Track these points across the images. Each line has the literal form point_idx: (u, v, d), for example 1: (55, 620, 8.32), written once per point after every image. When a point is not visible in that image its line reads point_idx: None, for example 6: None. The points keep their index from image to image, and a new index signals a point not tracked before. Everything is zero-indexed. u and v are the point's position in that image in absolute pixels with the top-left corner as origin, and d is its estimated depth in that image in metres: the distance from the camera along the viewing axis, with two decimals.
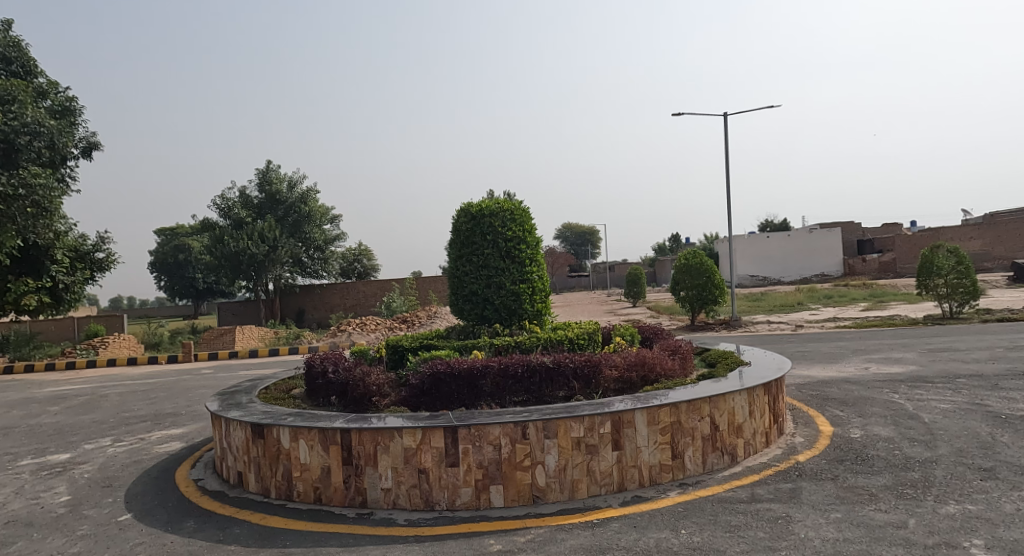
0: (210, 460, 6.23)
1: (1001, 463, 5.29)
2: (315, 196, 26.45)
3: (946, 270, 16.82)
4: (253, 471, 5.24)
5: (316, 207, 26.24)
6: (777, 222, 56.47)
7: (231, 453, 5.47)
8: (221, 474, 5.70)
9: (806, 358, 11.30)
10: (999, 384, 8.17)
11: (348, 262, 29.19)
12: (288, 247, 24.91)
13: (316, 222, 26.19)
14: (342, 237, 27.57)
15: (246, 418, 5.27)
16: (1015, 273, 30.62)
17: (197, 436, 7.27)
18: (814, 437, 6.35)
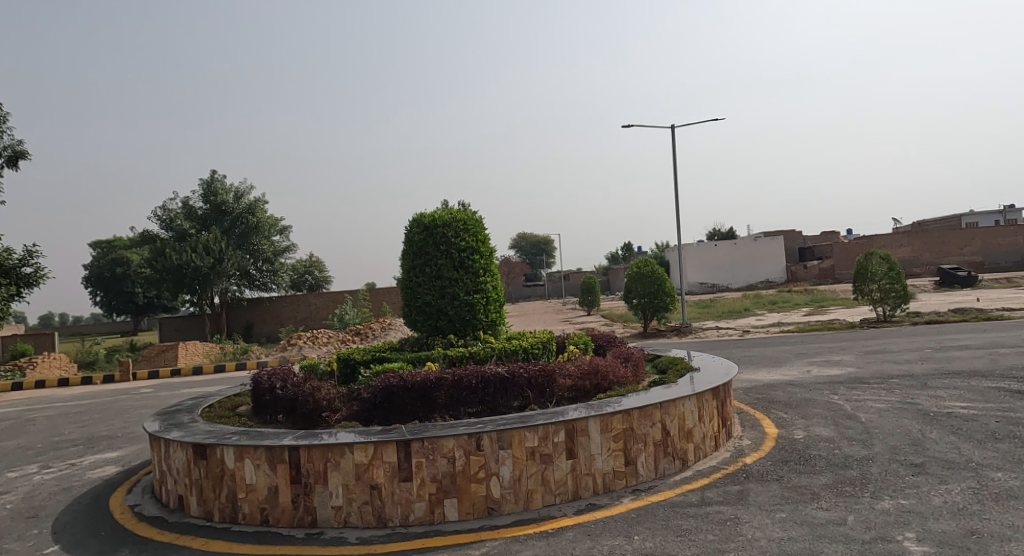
0: (148, 484, 6.04)
1: (931, 459, 5.55)
2: (263, 206, 25.95)
3: (878, 276, 17.52)
4: (195, 494, 5.10)
5: (265, 218, 25.71)
6: (724, 231, 58.07)
7: (170, 476, 5.32)
8: (159, 499, 5.53)
9: (751, 362, 11.62)
10: (928, 383, 8.59)
11: (298, 275, 28.74)
12: (234, 258, 24.16)
13: (265, 233, 25.68)
14: (294, 247, 27.00)
15: (186, 438, 5.14)
16: (942, 278, 32.19)
17: (133, 460, 7.04)
18: (761, 439, 6.54)
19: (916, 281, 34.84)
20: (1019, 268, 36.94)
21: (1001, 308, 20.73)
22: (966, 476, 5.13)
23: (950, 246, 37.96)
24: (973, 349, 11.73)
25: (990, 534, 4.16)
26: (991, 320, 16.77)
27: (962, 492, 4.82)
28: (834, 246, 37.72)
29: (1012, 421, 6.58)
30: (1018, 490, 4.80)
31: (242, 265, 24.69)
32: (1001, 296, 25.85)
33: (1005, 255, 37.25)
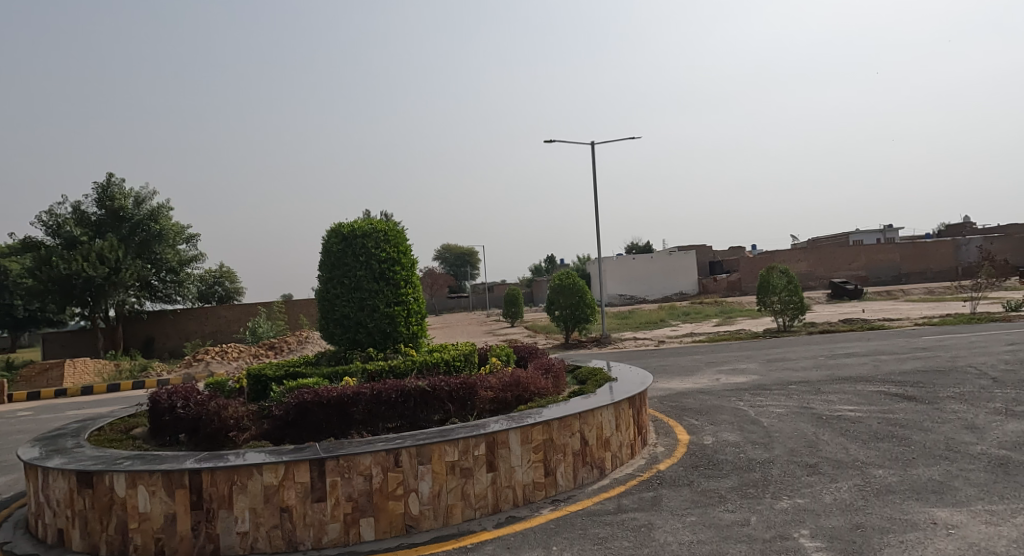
0: (23, 518, 5.60)
1: (824, 459, 5.91)
2: (166, 212, 24.70)
3: (779, 289, 18.53)
4: (78, 526, 4.78)
5: (169, 226, 24.46)
6: (641, 246, 59.95)
7: (50, 508, 4.97)
8: (35, 534, 5.15)
9: (664, 372, 12.00)
10: (822, 389, 9.16)
11: (206, 285, 27.61)
12: (133, 268, 22.85)
13: (169, 242, 24.41)
14: (201, 255, 25.85)
15: (69, 466, 4.82)
16: (833, 291, 34.47)
17: (6, 492, 6.51)
18: (673, 446, 6.77)
19: (813, 293, 37.19)
20: (897, 283, 40.42)
21: (885, 318, 22.46)
22: (854, 474, 5.50)
23: (841, 262, 40.83)
24: (860, 356, 12.63)
25: (874, 527, 4.47)
26: (878, 329, 18.09)
27: (850, 489, 5.16)
28: (741, 260, 39.72)
29: (893, 423, 7.15)
30: (897, 485, 5.21)
31: (142, 275, 23.36)
32: (885, 307, 28.01)
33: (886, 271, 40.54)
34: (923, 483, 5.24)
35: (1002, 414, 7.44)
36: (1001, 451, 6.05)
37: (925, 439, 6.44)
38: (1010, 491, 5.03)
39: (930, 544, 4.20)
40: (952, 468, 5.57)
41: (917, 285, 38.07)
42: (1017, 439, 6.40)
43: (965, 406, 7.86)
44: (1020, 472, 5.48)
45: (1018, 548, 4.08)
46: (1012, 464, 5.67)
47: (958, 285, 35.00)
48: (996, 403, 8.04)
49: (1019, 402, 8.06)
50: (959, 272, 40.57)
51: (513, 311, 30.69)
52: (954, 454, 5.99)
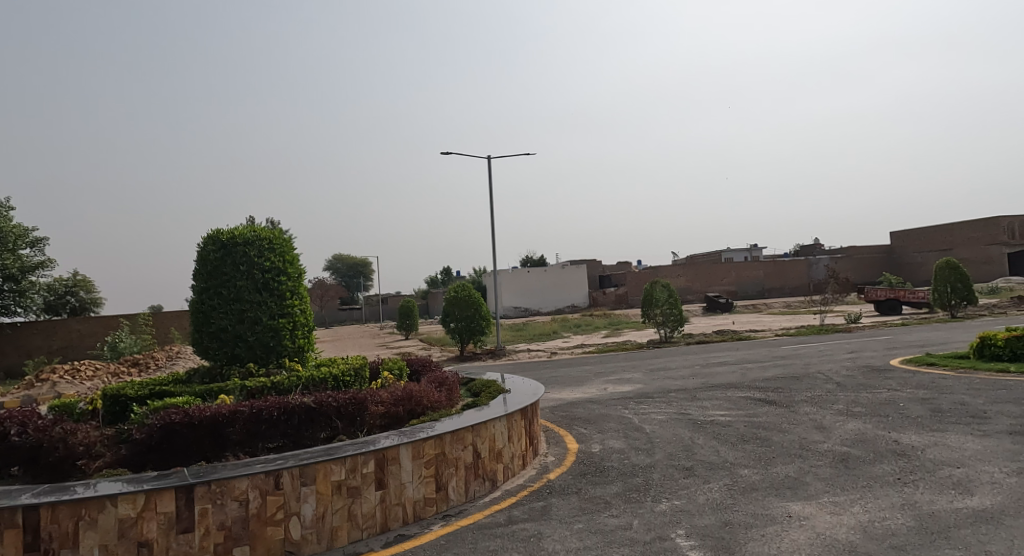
0: None
1: (699, 462, 6.27)
2: (7, 214, 22.41)
3: (662, 301, 19.53)
4: None
5: (9, 229, 22.23)
6: (534, 259, 61.13)
7: None
8: None
9: (554, 382, 12.24)
10: (698, 396, 9.70)
11: (55, 295, 25.27)
12: None
13: (10, 246, 22.19)
14: (49, 262, 23.69)
15: None
16: (708, 304, 36.76)
17: None
18: (563, 455, 6.92)
19: (690, 307, 39.48)
20: (761, 297, 44.18)
21: (750, 329, 24.24)
22: (724, 475, 5.91)
23: (715, 277, 43.68)
24: (731, 364, 13.52)
25: (739, 524, 4.79)
26: (747, 339, 19.43)
27: (721, 489, 5.54)
28: (627, 275, 41.58)
29: (759, 426, 7.73)
30: (760, 483, 5.66)
31: None
32: (752, 319, 30.22)
33: (752, 286, 44.14)
34: (781, 480, 5.77)
35: (847, 414, 8.27)
36: (844, 448, 6.75)
37: (787, 442, 6.98)
38: (855, 486, 5.58)
39: (786, 535, 4.62)
40: (804, 466, 6.18)
41: (779, 300, 41.57)
42: (858, 437, 7.16)
43: (817, 409, 8.66)
44: (860, 466, 6.15)
45: (858, 535, 4.60)
46: (853, 460, 6.35)
47: (812, 300, 38.46)
48: (841, 405, 8.91)
49: (860, 403, 8.99)
50: (810, 288, 45.05)
51: (407, 323, 30.24)
52: (805, 452, 6.63)
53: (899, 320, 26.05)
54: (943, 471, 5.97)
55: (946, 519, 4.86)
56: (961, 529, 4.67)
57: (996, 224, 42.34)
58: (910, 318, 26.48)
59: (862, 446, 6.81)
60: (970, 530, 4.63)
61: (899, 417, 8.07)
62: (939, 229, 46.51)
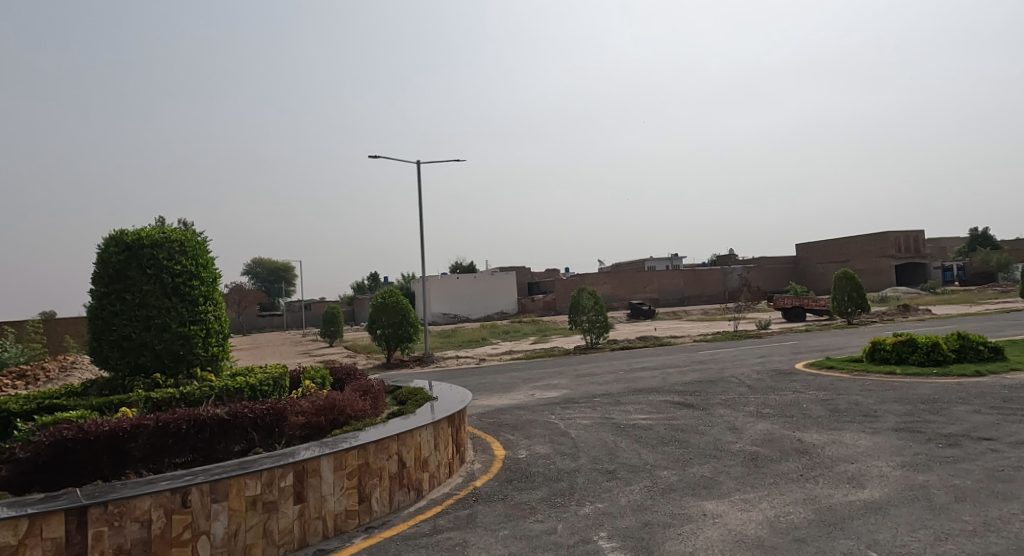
0: None
1: (622, 465, 6.43)
2: None
3: (588, 308, 19.90)
4: None
5: None
6: (462, 266, 61.07)
7: None
8: None
9: (481, 389, 12.23)
10: (622, 400, 9.94)
11: None
12: None
13: None
14: None
15: None
16: (632, 311, 37.74)
17: None
18: (490, 461, 6.92)
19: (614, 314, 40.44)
20: (681, 305, 45.68)
21: (670, 335, 25.06)
22: (644, 477, 6.10)
23: (638, 285, 44.91)
24: (653, 369, 13.91)
25: (658, 525, 4.96)
26: (669, 345, 20.07)
27: (641, 490, 5.73)
28: (555, 282, 42.22)
29: (678, 428, 7.99)
30: (678, 485, 5.85)
31: None
32: (673, 326, 31.32)
33: (673, 294, 45.65)
34: (697, 480, 6.02)
35: (757, 415, 8.68)
36: (754, 447, 7.09)
37: (703, 443, 7.26)
38: (764, 484, 5.86)
39: (701, 534, 4.81)
40: (718, 466, 6.46)
41: (697, 307, 43.22)
42: (767, 437, 7.53)
43: (730, 410, 9.05)
44: (768, 465, 6.48)
45: (766, 532, 4.84)
46: (762, 459, 6.68)
47: (728, 308, 40.17)
48: (752, 406, 9.34)
49: (769, 404, 9.46)
50: (726, 296, 47.10)
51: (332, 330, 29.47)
52: (719, 452, 6.92)
53: (803, 326, 27.68)
54: (841, 467, 6.39)
55: (843, 513, 5.22)
56: (855, 521, 5.05)
57: (885, 238, 46.66)
58: (813, 324, 28.18)
59: (771, 446, 7.17)
60: (864, 522, 4.98)
61: (803, 417, 8.55)
62: (840, 241, 49.75)
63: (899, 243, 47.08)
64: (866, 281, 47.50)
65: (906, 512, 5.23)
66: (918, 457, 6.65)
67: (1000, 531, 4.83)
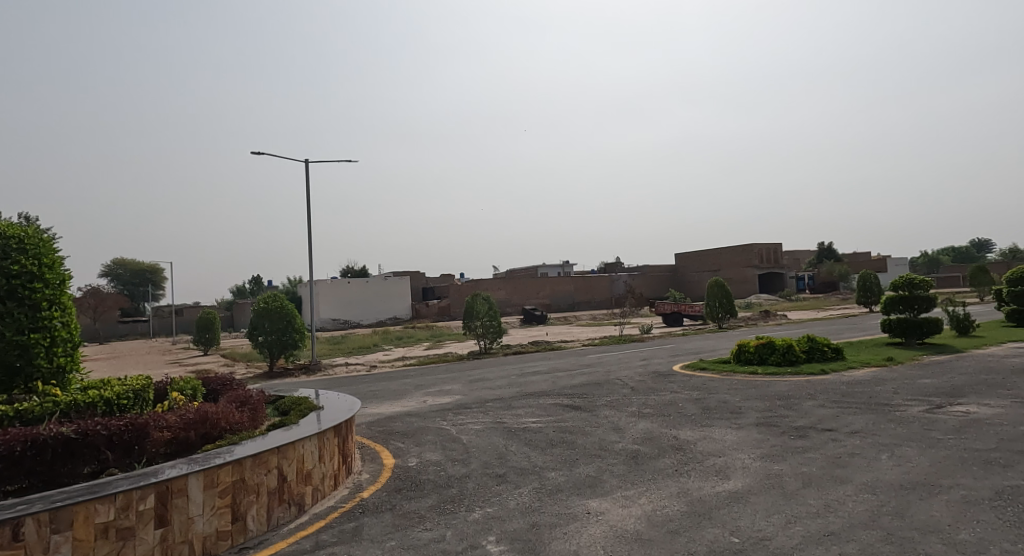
0: None
1: (512, 469, 6.45)
2: None
3: (482, 314, 19.93)
4: None
5: None
6: (354, 270, 59.62)
7: None
8: None
9: (372, 397, 11.88)
10: (513, 404, 9.99)
11: None
12: None
13: None
14: None
15: None
16: (524, 317, 38.36)
17: None
18: (378, 471, 6.71)
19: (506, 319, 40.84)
20: (571, 310, 46.73)
21: (560, 340, 25.60)
22: (533, 479, 6.15)
23: (531, 291, 45.62)
24: (543, 373, 14.12)
25: (544, 526, 5.01)
26: (559, 349, 20.51)
27: (529, 492, 5.77)
28: (450, 288, 43.08)
29: (565, 429, 8.13)
30: (564, 485, 5.94)
31: None
32: (562, 330, 32.04)
33: (564, 299, 46.77)
34: (582, 480, 6.12)
35: (639, 415, 9.00)
36: (635, 445, 7.32)
37: (588, 443, 7.42)
38: (644, 481, 6.07)
39: (585, 532, 4.91)
40: (602, 464, 6.59)
41: (587, 313, 44.54)
42: (647, 435, 7.80)
43: (615, 411, 9.31)
44: (647, 461, 6.70)
45: (645, 525, 5.02)
46: (642, 456, 6.90)
47: (615, 313, 41.72)
48: (635, 407, 9.67)
49: (649, 404, 9.82)
50: (614, 302, 48.81)
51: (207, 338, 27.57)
52: (603, 451, 7.09)
53: (678, 331, 29.21)
54: (710, 460, 6.73)
55: (711, 503, 5.49)
56: (721, 510, 5.34)
57: (750, 250, 50.65)
58: (688, 329, 29.78)
59: (651, 443, 7.45)
60: (729, 512, 5.28)
61: (679, 415, 8.95)
62: (712, 251, 53.12)
63: (761, 254, 51.29)
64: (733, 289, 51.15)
65: (764, 499, 5.59)
66: (777, 449, 7.14)
67: (839, 511, 5.28)
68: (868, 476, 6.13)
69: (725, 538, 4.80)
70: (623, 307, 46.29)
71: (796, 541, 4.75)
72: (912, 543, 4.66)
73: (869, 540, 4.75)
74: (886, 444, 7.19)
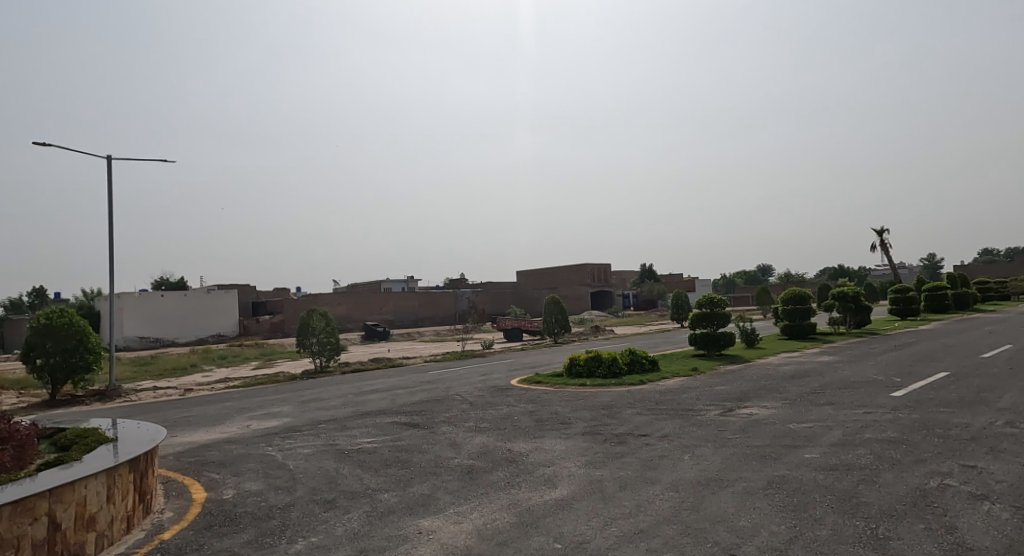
0: None
1: (341, 493, 6.13)
2: None
3: (319, 330, 18.97)
4: None
5: None
6: (174, 280, 54.34)
7: None
8: None
9: (185, 424, 10.75)
10: (346, 425, 9.54)
11: None
12: None
13: None
14: None
15: None
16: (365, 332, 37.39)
17: None
18: (185, 508, 6.03)
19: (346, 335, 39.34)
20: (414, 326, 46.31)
21: (400, 356, 25.14)
22: (363, 502, 5.88)
23: (373, 306, 44.35)
24: (381, 391, 13.69)
25: (372, 550, 4.77)
26: (398, 366, 20.09)
27: (359, 517, 5.49)
28: (284, 302, 41.65)
29: (400, 448, 7.89)
30: (396, 506, 5.73)
31: None
32: (403, 346, 31.51)
33: (408, 315, 46.24)
34: (414, 499, 5.93)
35: (476, 430, 8.97)
36: (470, 460, 7.25)
37: (423, 460, 7.26)
38: (478, 495, 6.03)
39: (413, 551, 4.74)
40: (436, 482, 6.43)
41: (430, 329, 44.37)
42: (482, 449, 7.76)
43: (452, 427, 9.20)
44: (481, 476, 6.64)
45: (474, 540, 4.95)
46: (477, 470, 6.84)
47: (457, 329, 41.93)
48: (471, 421, 9.64)
49: (485, 419, 9.83)
50: (457, 317, 49.35)
51: None
52: (438, 469, 6.93)
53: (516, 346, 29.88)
54: (539, 471, 6.81)
55: (538, 512, 5.53)
56: (547, 518, 5.39)
57: (584, 269, 53.63)
58: (525, 344, 30.50)
59: (485, 457, 7.43)
60: (556, 519, 5.36)
61: (514, 428, 9.05)
62: (550, 269, 55.36)
63: (594, 273, 54.30)
64: (569, 307, 53.57)
65: (585, 504, 5.73)
66: (600, 455, 7.41)
67: (652, 509, 5.56)
68: (674, 475, 6.53)
69: (548, 545, 4.84)
70: (464, 323, 46.57)
71: (611, 541, 4.90)
72: (706, 534, 5.00)
73: (673, 533, 5.04)
74: (686, 445, 7.74)
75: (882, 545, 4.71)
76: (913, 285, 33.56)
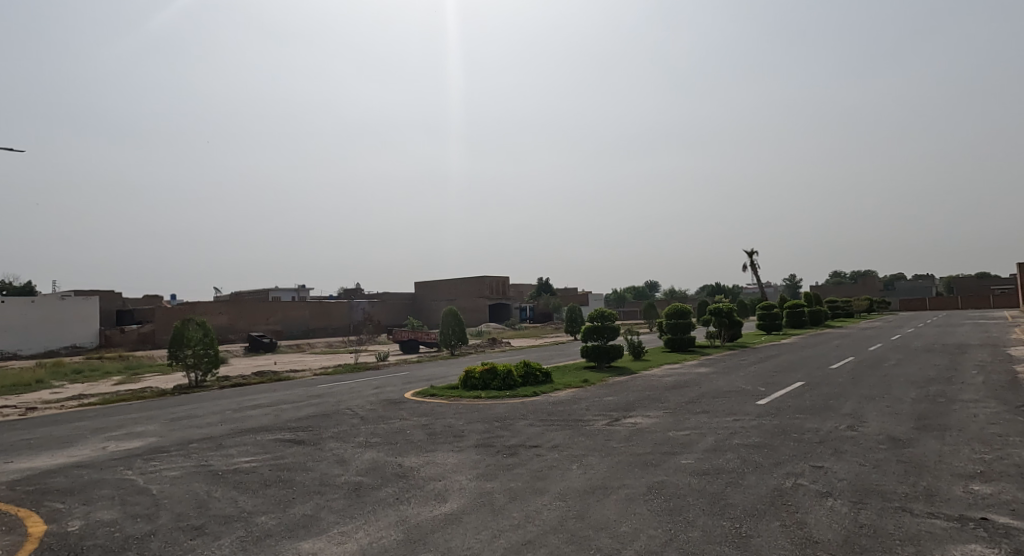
0: None
1: (211, 518, 5.71)
2: None
3: (194, 341, 17.74)
4: None
5: None
6: (25, 286, 49.30)
7: None
8: None
9: (30, 448, 9.68)
10: (222, 444, 8.94)
11: None
12: None
13: None
14: None
15: None
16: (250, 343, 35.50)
17: None
18: (20, 544, 5.37)
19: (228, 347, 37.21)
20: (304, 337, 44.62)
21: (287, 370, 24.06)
22: (238, 526, 5.50)
23: (259, 316, 42.15)
24: (263, 406, 12.98)
25: None
26: (284, 380, 19.18)
27: (232, 543, 5.12)
28: (155, 310, 38.98)
29: (282, 467, 7.48)
30: (274, 528, 5.41)
31: None
32: (291, 359, 30.19)
33: (297, 326, 44.51)
34: (294, 520, 5.62)
35: (365, 445, 8.67)
36: (357, 477, 6.98)
37: (305, 479, 6.91)
38: (361, 513, 5.79)
39: None
40: (318, 501, 6.13)
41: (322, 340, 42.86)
42: (370, 465, 7.50)
43: (340, 443, 8.84)
44: (367, 493, 6.40)
45: None
46: (363, 487, 6.58)
47: (349, 340, 40.76)
48: (361, 436, 9.31)
49: (375, 433, 9.52)
50: (350, 328, 48.08)
51: None
52: (322, 487, 6.62)
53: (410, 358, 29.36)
54: (428, 486, 6.65)
55: (425, 528, 5.39)
56: (434, 533, 5.26)
57: (482, 281, 53.80)
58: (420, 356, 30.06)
59: (374, 473, 7.18)
60: (442, 534, 5.23)
61: (406, 442, 8.82)
62: (448, 281, 55.12)
63: (491, 285, 54.54)
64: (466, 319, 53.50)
65: (473, 517, 5.64)
66: (489, 468, 7.35)
67: (537, 519, 5.55)
68: (560, 485, 6.58)
69: None
70: (357, 335, 45.36)
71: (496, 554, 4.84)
72: (589, 542, 5.04)
73: (558, 542, 5.05)
74: (573, 455, 7.83)
75: (753, 544, 4.94)
76: (778, 302, 36.25)
